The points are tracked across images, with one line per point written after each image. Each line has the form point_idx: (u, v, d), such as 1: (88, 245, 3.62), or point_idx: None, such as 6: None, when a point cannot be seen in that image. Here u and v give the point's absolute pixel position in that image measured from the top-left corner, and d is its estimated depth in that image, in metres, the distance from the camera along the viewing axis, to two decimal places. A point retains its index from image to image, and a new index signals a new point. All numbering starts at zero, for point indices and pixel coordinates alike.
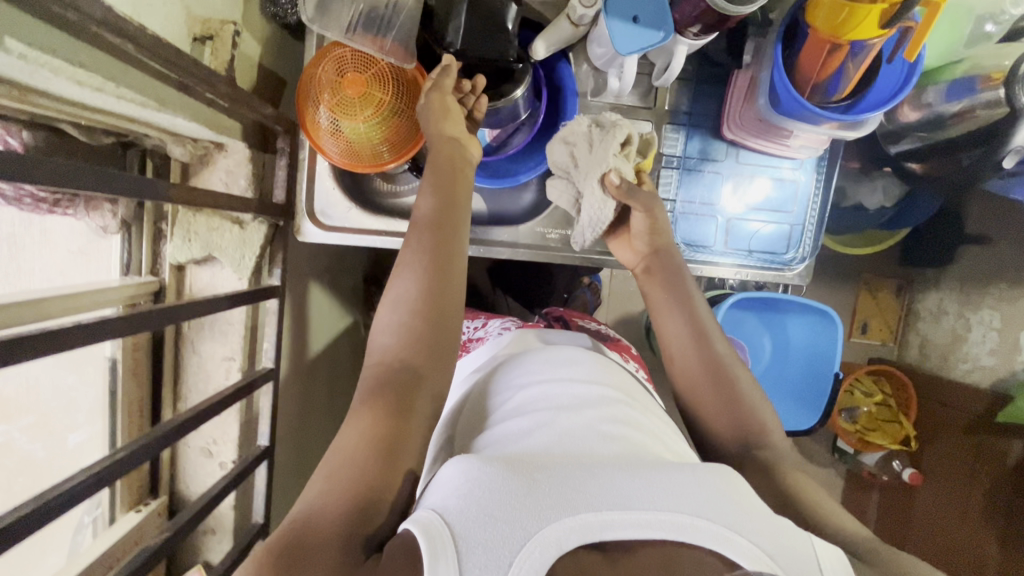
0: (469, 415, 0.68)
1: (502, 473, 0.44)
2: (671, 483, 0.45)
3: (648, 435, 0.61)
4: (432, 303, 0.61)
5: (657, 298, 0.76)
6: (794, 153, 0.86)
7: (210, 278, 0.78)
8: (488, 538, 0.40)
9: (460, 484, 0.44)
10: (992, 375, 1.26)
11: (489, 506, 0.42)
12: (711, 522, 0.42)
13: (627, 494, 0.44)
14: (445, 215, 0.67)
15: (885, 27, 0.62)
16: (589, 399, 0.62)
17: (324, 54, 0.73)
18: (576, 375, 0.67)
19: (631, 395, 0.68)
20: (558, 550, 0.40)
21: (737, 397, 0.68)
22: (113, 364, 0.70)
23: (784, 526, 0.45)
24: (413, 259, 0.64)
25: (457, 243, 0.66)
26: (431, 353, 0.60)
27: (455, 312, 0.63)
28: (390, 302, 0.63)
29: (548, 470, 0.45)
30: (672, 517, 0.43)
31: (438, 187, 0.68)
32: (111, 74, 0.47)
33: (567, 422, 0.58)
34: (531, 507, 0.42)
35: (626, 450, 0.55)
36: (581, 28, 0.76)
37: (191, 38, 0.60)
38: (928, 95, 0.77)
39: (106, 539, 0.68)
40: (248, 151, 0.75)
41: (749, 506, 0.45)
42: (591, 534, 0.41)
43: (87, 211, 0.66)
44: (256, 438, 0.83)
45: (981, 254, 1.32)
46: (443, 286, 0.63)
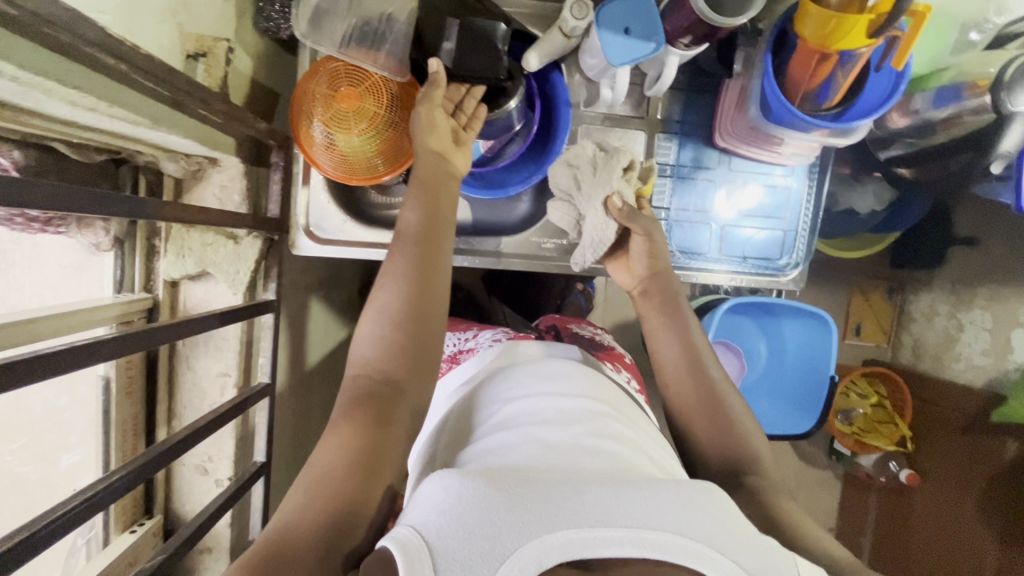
0: (454, 430, 0.68)
1: (483, 488, 0.44)
2: (656, 500, 0.44)
3: (636, 448, 0.60)
4: (415, 320, 0.62)
5: (651, 315, 0.78)
6: (784, 160, 0.87)
7: (204, 294, 0.77)
8: (467, 556, 0.39)
9: (440, 502, 0.44)
10: (985, 375, 1.27)
11: (469, 522, 0.41)
12: (695, 541, 0.41)
13: (610, 507, 0.43)
14: (429, 231, 0.67)
15: (873, 36, 0.63)
16: (576, 415, 0.62)
17: (317, 68, 0.74)
18: (564, 390, 0.67)
19: (620, 409, 0.68)
20: (537, 567, 0.39)
21: (724, 413, 0.69)
22: (106, 382, 0.69)
23: (769, 545, 0.44)
24: (396, 269, 0.65)
25: (439, 257, 0.66)
26: (412, 366, 0.61)
27: (435, 326, 0.64)
28: (373, 312, 0.64)
29: (530, 485, 0.45)
30: (657, 535, 0.41)
31: (424, 203, 0.68)
32: (104, 93, 0.46)
33: (553, 437, 0.58)
34: (512, 522, 0.41)
35: (614, 465, 0.54)
36: (573, 40, 0.77)
37: (185, 55, 0.60)
38: (916, 102, 0.78)
39: (100, 561, 0.67)
40: (242, 165, 0.75)
41: (734, 526, 0.44)
42: (573, 551, 0.40)
43: (79, 229, 0.65)
44: (252, 454, 0.82)
45: (971, 255, 1.33)
46: (427, 302, 0.64)
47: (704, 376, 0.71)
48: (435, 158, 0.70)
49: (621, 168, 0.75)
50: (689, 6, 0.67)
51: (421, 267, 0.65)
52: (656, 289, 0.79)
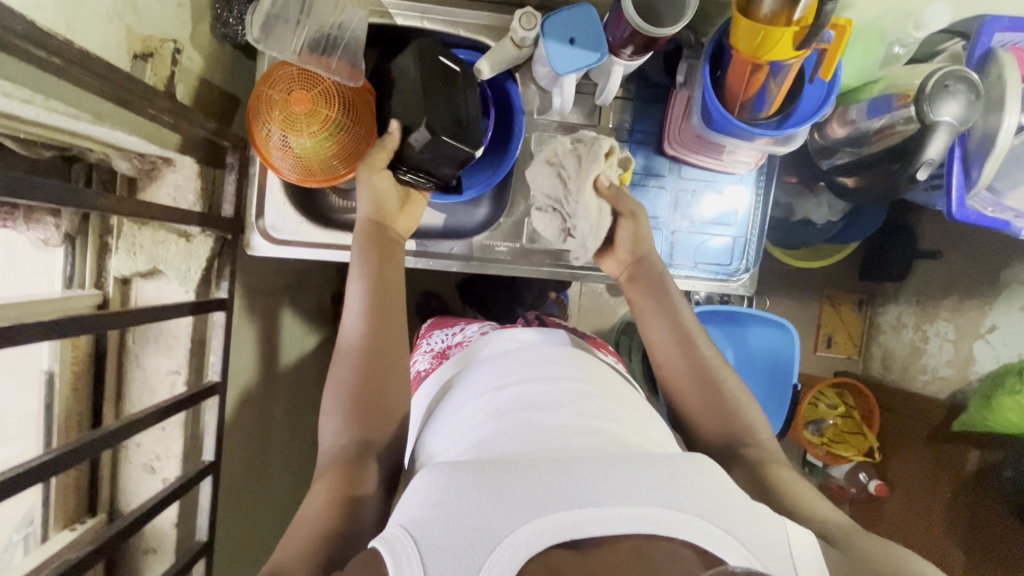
0: (449, 411, 0.70)
1: (468, 482, 0.48)
2: (644, 479, 0.49)
3: (628, 426, 0.63)
4: (371, 392, 0.69)
5: (640, 302, 0.78)
6: (730, 168, 0.89)
7: (155, 292, 0.78)
8: (457, 545, 0.44)
9: (428, 497, 0.48)
10: (950, 386, 1.29)
11: (456, 514, 0.46)
12: (686, 514, 0.46)
13: (600, 490, 0.48)
14: (380, 306, 0.73)
15: (799, 48, 0.66)
16: (567, 397, 0.64)
17: (271, 73, 0.76)
18: (554, 371, 0.69)
19: (613, 388, 0.70)
20: (526, 552, 0.44)
21: (720, 393, 0.71)
22: (50, 377, 0.70)
23: (761, 511, 0.49)
24: (350, 333, 0.72)
25: (393, 292, 0.75)
26: (370, 409, 0.68)
27: (394, 389, 0.70)
28: (333, 383, 0.70)
29: (516, 471, 0.49)
30: (646, 512, 0.46)
31: (367, 275, 0.74)
32: (40, 87, 0.49)
33: (545, 420, 0.60)
34: (500, 514, 0.46)
35: (607, 442, 0.57)
36: (524, 50, 0.80)
37: (132, 56, 0.62)
38: (853, 112, 0.82)
39: (35, 556, 0.66)
40: (197, 166, 0.77)
41: (719, 496, 0.49)
42: (562, 534, 0.45)
43: (28, 224, 0.67)
44: (201, 453, 0.82)
45: (935, 268, 1.36)
46: (381, 372, 0.70)
47: (698, 357, 0.73)
48: (376, 226, 0.76)
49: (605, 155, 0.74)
50: (625, 18, 0.70)
51: (375, 344, 0.71)
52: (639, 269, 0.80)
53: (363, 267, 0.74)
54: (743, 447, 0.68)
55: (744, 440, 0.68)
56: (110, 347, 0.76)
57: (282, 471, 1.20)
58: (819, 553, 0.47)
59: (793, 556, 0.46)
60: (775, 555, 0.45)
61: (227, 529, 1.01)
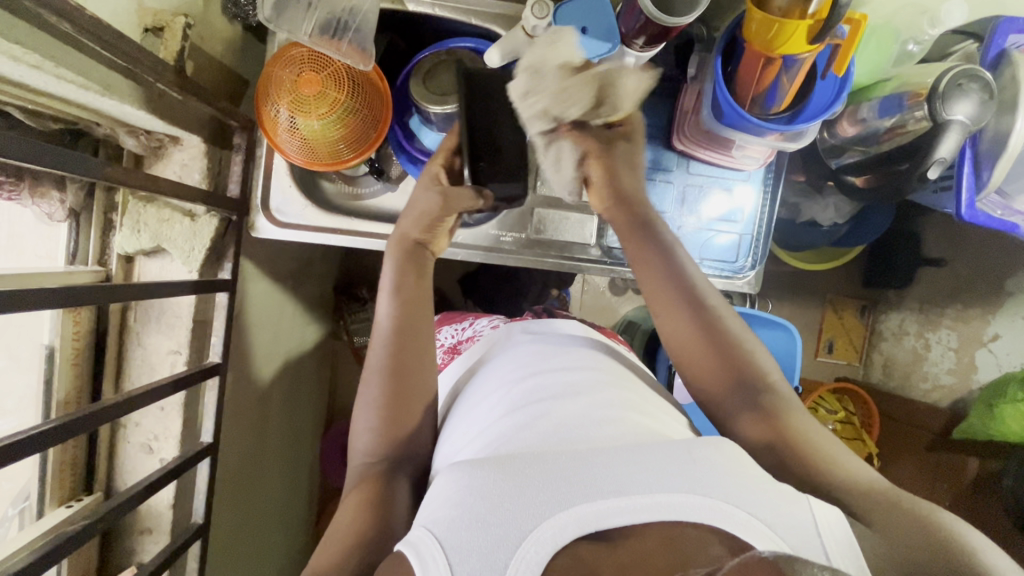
0: (468, 405, 0.70)
1: (490, 478, 0.48)
2: (665, 466, 0.50)
3: (648, 414, 0.62)
4: (396, 406, 0.68)
5: (640, 258, 0.75)
6: (739, 163, 0.89)
7: (158, 270, 0.77)
8: (482, 544, 0.44)
9: (451, 497, 0.48)
10: (951, 394, 1.29)
11: (480, 512, 0.46)
12: (710, 499, 0.47)
13: (623, 481, 0.48)
14: (407, 320, 0.72)
15: (812, 42, 0.66)
16: (584, 387, 0.64)
17: (281, 54, 0.75)
18: (570, 364, 0.69)
19: (632, 382, 0.69)
20: (553, 546, 0.44)
21: (733, 348, 0.68)
22: (50, 352, 0.69)
23: (785, 492, 0.49)
24: (378, 348, 0.71)
25: (423, 298, 0.75)
26: (396, 416, 0.67)
27: (417, 397, 0.69)
28: (362, 404, 0.69)
29: (537, 467, 0.49)
30: (668, 499, 0.47)
31: (397, 288, 0.74)
32: (50, 53, 0.48)
33: (563, 412, 0.60)
34: (525, 510, 0.46)
35: (628, 432, 0.57)
36: (536, 40, 0.79)
37: (142, 30, 0.62)
38: (863, 111, 0.82)
39: (31, 531, 0.66)
40: (204, 145, 0.76)
41: (745, 482, 0.49)
42: (588, 525, 0.45)
43: (33, 197, 0.66)
44: (200, 435, 0.82)
45: (938, 276, 1.35)
46: (406, 383, 0.69)
47: (714, 324, 0.69)
48: (417, 249, 0.78)
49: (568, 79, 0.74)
50: (639, 7, 0.70)
51: (399, 358, 0.70)
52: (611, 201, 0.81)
53: (394, 281, 0.75)
54: (765, 401, 0.65)
55: (764, 393, 0.65)
56: (112, 324, 0.75)
57: (278, 458, 1.20)
58: (846, 527, 0.47)
59: (820, 534, 0.46)
60: (804, 536, 0.45)
61: (225, 513, 1.01)
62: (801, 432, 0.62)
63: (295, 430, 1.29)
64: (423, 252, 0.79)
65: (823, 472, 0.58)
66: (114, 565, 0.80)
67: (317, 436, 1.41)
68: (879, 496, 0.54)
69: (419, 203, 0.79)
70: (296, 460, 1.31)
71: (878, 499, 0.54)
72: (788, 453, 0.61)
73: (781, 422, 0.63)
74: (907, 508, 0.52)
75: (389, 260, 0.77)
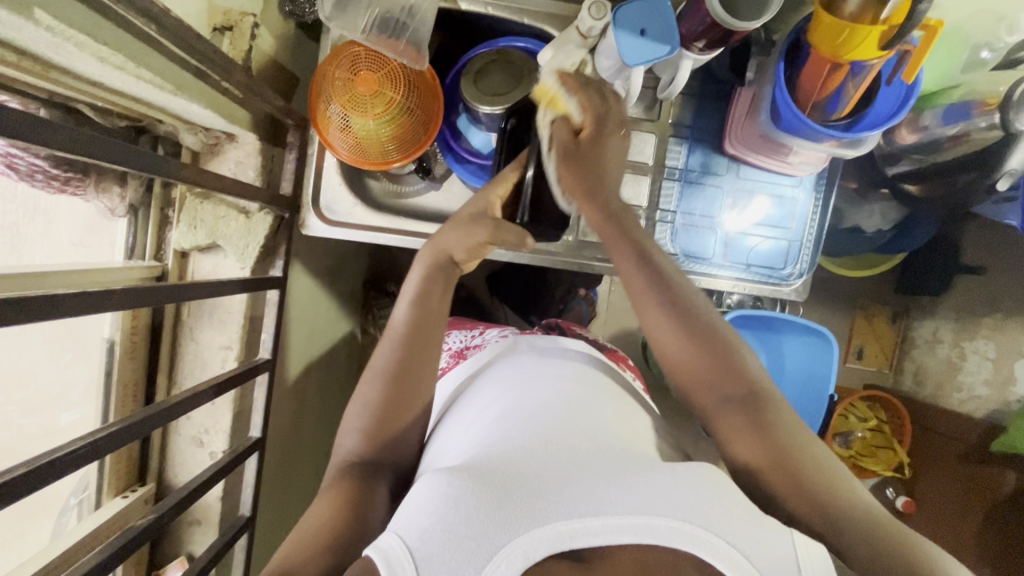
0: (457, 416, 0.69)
1: (472, 488, 0.48)
2: (646, 488, 0.49)
3: (632, 430, 0.63)
4: (394, 412, 0.66)
5: (618, 241, 0.69)
6: (794, 170, 0.87)
7: (212, 266, 0.78)
8: (452, 556, 0.44)
9: (427, 505, 0.48)
10: (987, 405, 1.24)
11: (454, 523, 0.45)
12: (693, 526, 0.46)
13: (599, 499, 0.48)
14: (422, 328, 0.70)
15: (884, 49, 0.64)
16: (572, 402, 0.63)
17: (339, 52, 0.75)
18: (562, 379, 0.68)
19: (624, 402, 0.69)
20: (524, 562, 0.44)
21: (727, 357, 0.64)
22: (111, 345, 0.71)
23: (767, 524, 0.48)
24: (383, 362, 0.69)
25: (442, 312, 0.72)
26: (387, 413, 0.66)
27: (413, 405, 0.68)
28: (359, 404, 0.68)
29: (515, 483, 0.49)
30: (645, 521, 0.46)
31: (420, 296, 0.71)
32: (133, 54, 0.49)
33: (548, 426, 0.58)
34: (501, 523, 0.46)
35: (613, 448, 0.56)
36: (589, 41, 0.78)
37: (211, 27, 0.64)
38: (925, 118, 0.79)
39: (91, 521, 0.68)
40: (258, 143, 0.76)
41: (728, 505, 0.49)
42: (561, 543, 0.45)
43: (96, 192, 0.67)
44: (247, 429, 0.83)
45: (975, 284, 1.31)
46: (407, 392, 0.67)
47: (703, 328, 0.65)
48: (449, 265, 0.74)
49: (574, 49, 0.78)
50: (705, 10, 0.68)
51: (405, 366, 0.68)
52: (583, 184, 0.71)
53: (420, 289, 0.72)
54: (759, 408, 0.61)
55: (766, 401, 0.62)
56: (167, 319, 0.76)
57: (309, 451, 1.21)
58: (830, 568, 0.46)
59: (800, 566, 0.45)
60: (783, 570, 0.44)
61: (264, 504, 1.02)
62: (801, 445, 0.59)
63: (326, 425, 1.30)
64: (453, 269, 0.74)
65: (816, 495, 0.54)
66: (163, 555, 0.82)
67: None
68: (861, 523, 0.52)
69: (465, 226, 0.73)
70: (325, 455, 1.31)
71: (864, 531, 0.51)
72: (780, 462, 0.57)
73: (777, 432, 0.59)
74: (887, 541, 0.50)
75: (417, 264, 0.75)
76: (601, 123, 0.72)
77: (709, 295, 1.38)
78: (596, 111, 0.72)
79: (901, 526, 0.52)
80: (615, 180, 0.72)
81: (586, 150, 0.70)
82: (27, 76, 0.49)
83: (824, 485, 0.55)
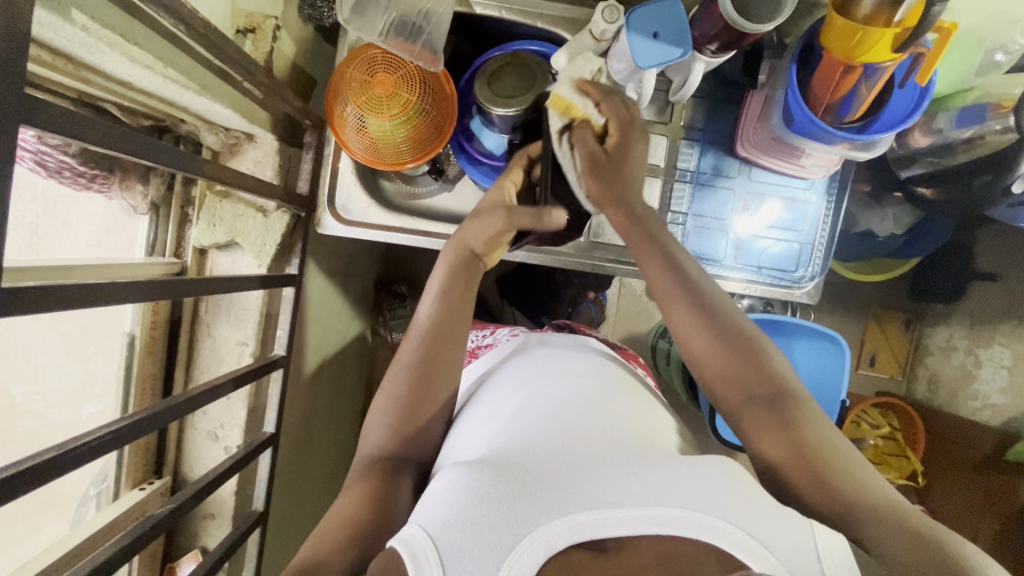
0: (478, 410, 0.69)
1: (493, 480, 0.48)
2: (664, 480, 0.49)
3: (650, 425, 0.63)
4: (416, 408, 0.67)
5: (646, 248, 0.72)
6: (806, 172, 0.87)
7: (230, 263, 0.79)
8: (476, 546, 0.44)
9: (449, 497, 0.48)
10: (1003, 414, 1.22)
11: (477, 515, 0.46)
12: (710, 517, 0.46)
13: (619, 493, 0.48)
14: (445, 322, 0.71)
15: (897, 52, 0.64)
16: (591, 398, 0.63)
17: (357, 54, 0.77)
18: (580, 373, 0.69)
19: (640, 398, 0.70)
20: (546, 551, 0.44)
21: (750, 355, 0.66)
22: (131, 339, 0.72)
23: (786, 515, 0.48)
24: (407, 355, 0.70)
25: (465, 307, 0.73)
26: (409, 409, 0.67)
27: (438, 399, 0.69)
28: (383, 398, 0.68)
29: (537, 476, 0.50)
30: (665, 513, 0.46)
31: (444, 290, 0.73)
32: (161, 54, 0.50)
33: (569, 421, 0.58)
34: (522, 514, 0.46)
35: (631, 442, 0.56)
36: (603, 44, 0.80)
37: (234, 29, 0.65)
38: (939, 121, 0.80)
39: (110, 511, 0.69)
40: (277, 143, 0.78)
41: (744, 496, 0.49)
42: (581, 533, 0.45)
43: (120, 189, 0.69)
44: (261, 425, 0.84)
45: (991, 291, 1.30)
46: (431, 385, 0.68)
47: (727, 327, 0.68)
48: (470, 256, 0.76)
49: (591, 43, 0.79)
50: (717, 13, 0.69)
51: (429, 362, 0.69)
52: (613, 191, 0.73)
53: (444, 283, 0.73)
54: (784, 406, 0.63)
55: (787, 399, 0.63)
56: (185, 314, 0.78)
57: (320, 450, 1.22)
58: (849, 557, 0.45)
59: (820, 561, 0.45)
60: (803, 559, 0.44)
61: (275, 501, 1.03)
62: (824, 441, 0.60)
63: (336, 424, 1.31)
64: (477, 264, 0.76)
65: (839, 489, 0.55)
66: (178, 548, 0.83)
67: (354, 430, 1.43)
68: (882, 517, 0.52)
69: (484, 216, 0.74)
70: (335, 454, 1.32)
71: (888, 523, 0.52)
72: (802, 458, 0.58)
73: (802, 429, 0.61)
74: (915, 533, 0.50)
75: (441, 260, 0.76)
76: (627, 131, 0.73)
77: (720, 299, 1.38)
78: (622, 120, 0.73)
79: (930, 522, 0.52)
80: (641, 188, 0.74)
81: (614, 158, 0.72)
82: (59, 75, 0.50)
83: (848, 479, 0.56)
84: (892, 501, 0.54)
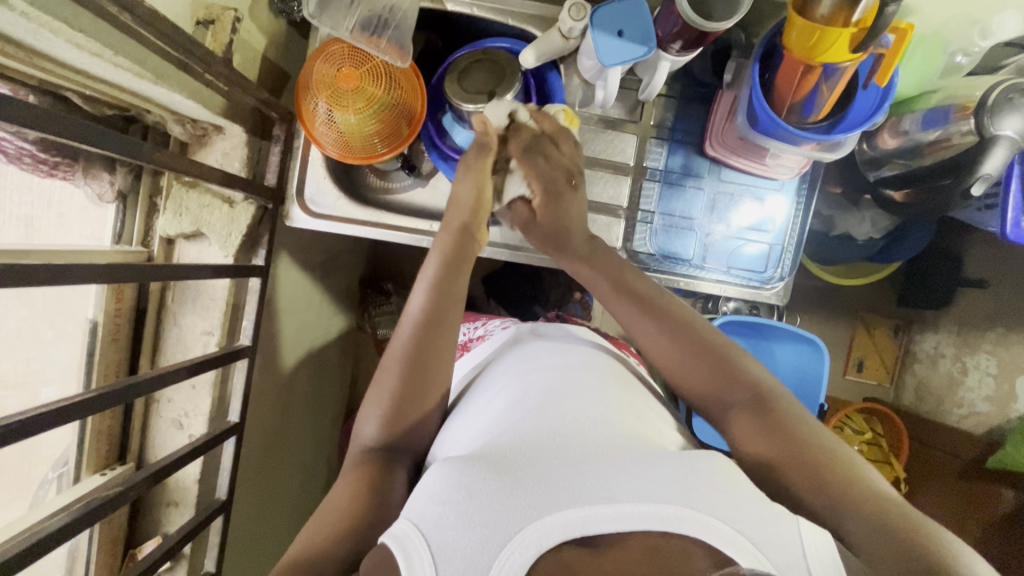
0: (471, 405, 0.69)
1: (483, 475, 0.49)
2: (652, 475, 0.50)
3: (640, 416, 0.62)
4: (409, 397, 0.67)
5: (600, 284, 0.77)
6: (773, 172, 0.87)
7: (197, 253, 0.80)
8: (467, 544, 0.45)
9: (439, 494, 0.49)
10: (987, 422, 1.21)
11: (467, 511, 0.47)
12: (697, 512, 0.47)
13: (610, 488, 0.48)
14: (439, 307, 0.70)
15: (855, 52, 0.64)
16: (584, 389, 0.63)
17: (322, 49, 0.77)
18: (572, 365, 0.69)
19: (631, 385, 0.70)
20: (539, 548, 0.45)
21: (726, 361, 0.68)
22: (93, 325, 0.73)
23: (774, 511, 0.48)
24: (398, 344, 0.69)
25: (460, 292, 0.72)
26: (400, 401, 0.66)
27: (432, 392, 0.68)
28: (376, 390, 0.68)
29: (531, 470, 0.50)
30: (655, 509, 0.47)
31: (436, 280, 0.72)
32: (110, 41, 0.52)
33: (562, 414, 0.58)
34: (513, 510, 0.46)
35: (623, 434, 0.56)
36: (571, 42, 0.79)
37: (194, 22, 0.68)
38: (906, 123, 0.81)
39: (69, 493, 0.70)
40: (245, 135, 0.79)
41: (727, 490, 0.49)
42: (574, 530, 0.46)
43: (85, 178, 0.70)
44: (226, 414, 0.85)
45: (978, 298, 1.28)
46: (423, 374, 0.67)
47: (697, 340, 0.69)
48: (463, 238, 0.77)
49: (558, 36, 0.78)
50: (677, 12, 0.69)
51: (421, 350, 0.68)
52: (553, 240, 0.82)
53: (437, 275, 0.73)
54: (763, 407, 0.64)
55: (764, 400, 0.64)
56: (150, 303, 0.79)
57: (297, 443, 1.22)
58: (836, 554, 0.46)
59: (808, 557, 0.45)
60: (790, 555, 0.45)
61: (249, 492, 1.04)
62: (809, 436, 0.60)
63: (316, 418, 1.31)
64: (469, 252, 0.77)
65: (834, 486, 0.55)
66: (142, 533, 0.84)
67: (335, 426, 1.43)
68: (869, 509, 0.53)
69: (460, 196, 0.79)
70: (314, 448, 1.32)
71: (868, 512, 0.52)
72: (790, 453, 0.59)
73: (784, 428, 0.61)
74: (893, 524, 0.51)
75: (434, 254, 0.76)
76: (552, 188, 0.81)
77: (705, 301, 1.37)
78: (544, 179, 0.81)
79: (905, 507, 0.53)
80: (579, 232, 0.81)
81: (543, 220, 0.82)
82: (11, 62, 0.52)
83: (833, 469, 0.56)
84: (876, 488, 0.55)
